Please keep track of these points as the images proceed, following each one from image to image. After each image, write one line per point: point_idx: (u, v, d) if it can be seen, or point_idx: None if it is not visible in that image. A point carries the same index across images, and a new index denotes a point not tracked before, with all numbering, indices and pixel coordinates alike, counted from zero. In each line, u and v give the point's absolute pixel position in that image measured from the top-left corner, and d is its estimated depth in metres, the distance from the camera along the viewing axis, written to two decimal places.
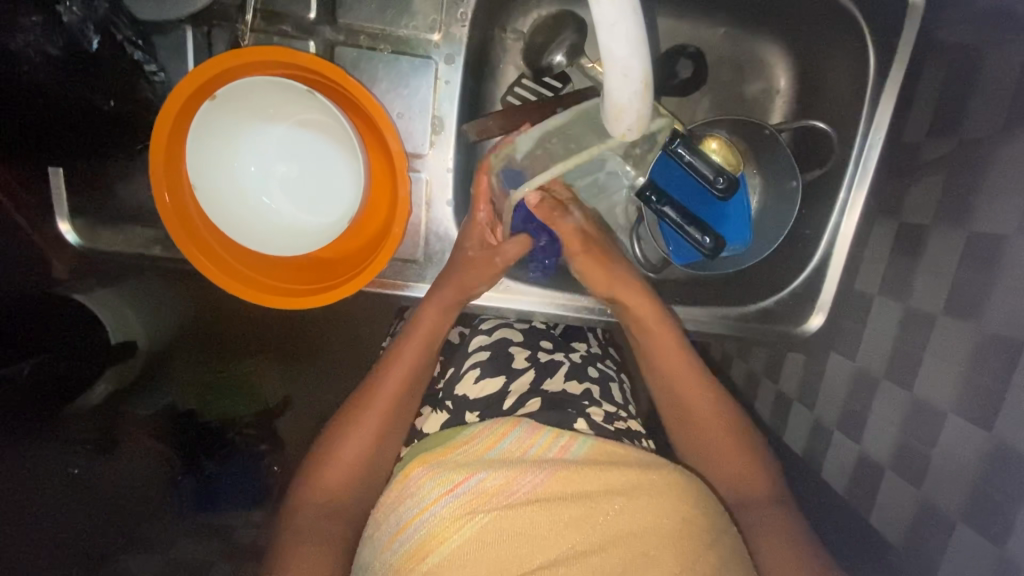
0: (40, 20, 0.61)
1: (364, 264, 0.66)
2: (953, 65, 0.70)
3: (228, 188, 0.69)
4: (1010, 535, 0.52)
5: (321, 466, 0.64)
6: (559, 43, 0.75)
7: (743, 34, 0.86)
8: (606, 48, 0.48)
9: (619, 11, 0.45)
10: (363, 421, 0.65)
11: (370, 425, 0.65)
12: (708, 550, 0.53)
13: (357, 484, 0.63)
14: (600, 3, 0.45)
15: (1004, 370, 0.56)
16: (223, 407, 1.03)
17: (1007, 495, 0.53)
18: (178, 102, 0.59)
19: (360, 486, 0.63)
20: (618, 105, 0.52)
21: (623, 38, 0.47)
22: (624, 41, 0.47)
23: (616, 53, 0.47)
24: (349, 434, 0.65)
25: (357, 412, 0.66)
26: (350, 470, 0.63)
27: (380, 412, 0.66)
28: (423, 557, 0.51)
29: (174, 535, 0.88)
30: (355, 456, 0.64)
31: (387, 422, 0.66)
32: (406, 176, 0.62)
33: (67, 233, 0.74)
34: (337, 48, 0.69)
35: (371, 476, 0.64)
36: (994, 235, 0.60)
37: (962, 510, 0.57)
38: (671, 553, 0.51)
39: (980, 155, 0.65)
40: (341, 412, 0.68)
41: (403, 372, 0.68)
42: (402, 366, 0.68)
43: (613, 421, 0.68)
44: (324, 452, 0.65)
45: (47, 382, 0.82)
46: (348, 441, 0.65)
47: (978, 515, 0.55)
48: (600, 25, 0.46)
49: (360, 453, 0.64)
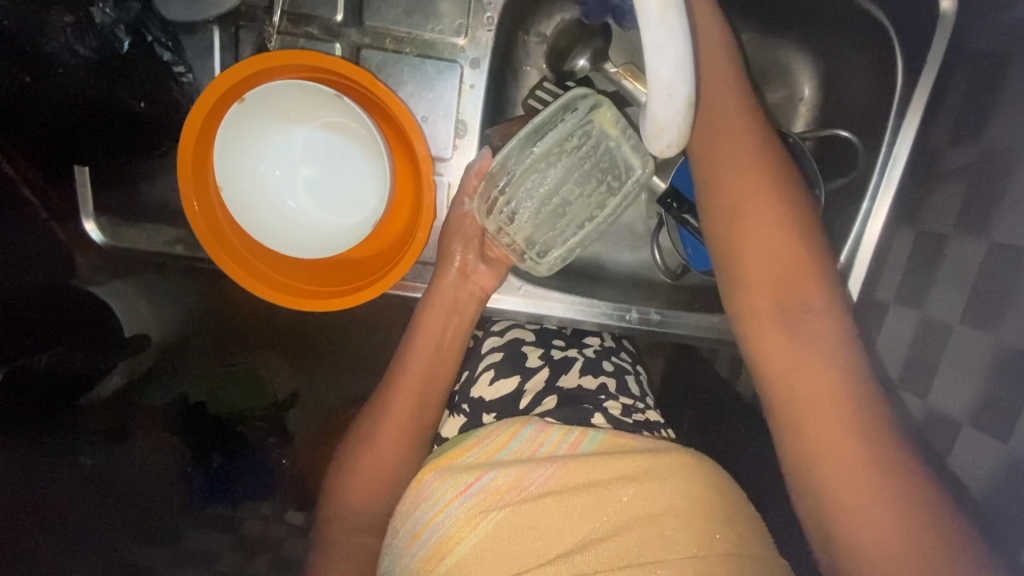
0: (72, 21, 0.62)
1: (389, 266, 0.66)
2: (983, 73, 0.69)
3: (253, 190, 0.69)
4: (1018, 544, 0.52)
5: (348, 466, 0.66)
6: (583, 47, 0.74)
7: (769, 40, 0.85)
8: (653, 69, 0.47)
9: (670, 32, 0.46)
10: (376, 439, 0.66)
11: (388, 428, 0.66)
12: (727, 528, 0.53)
13: (390, 483, 0.65)
14: (649, 23, 0.45)
15: (1021, 384, 0.55)
16: (234, 399, 1.00)
17: (1019, 507, 0.53)
18: (208, 102, 0.59)
19: (380, 488, 0.64)
20: (660, 123, 0.51)
21: (670, 58, 0.47)
22: (671, 62, 0.47)
23: (663, 74, 0.47)
24: (362, 448, 0.66)
25: (365, 437, 0.67)
26: (374, 472, 0.65)
27: (404, 399, 0.68)
28: (441, 558, 0.53)
29: (186, 525, 0.92)
30: (380, 463, 0.65)
31: (395, 449, 0.65)
32: (432, 182, 0.62)
33: (91, 231, 0.76)
34: (363, 51, 0.69)
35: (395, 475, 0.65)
36: (1012, 247, 0.59)
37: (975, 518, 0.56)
38: (686, 534, 0.52)
39: (1004, 166, 0.63)
40: (357, 432, 0.69)
41: (414, 375, 0.69)
42: (414, 366, 0.69)
43: (632, 414, 0.69)
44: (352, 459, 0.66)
45: (65, 376, 0.83)
46: (375, 440, 0.66)
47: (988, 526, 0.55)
48: (649, 47, 0.46)
49: (387, 457, 0.65)
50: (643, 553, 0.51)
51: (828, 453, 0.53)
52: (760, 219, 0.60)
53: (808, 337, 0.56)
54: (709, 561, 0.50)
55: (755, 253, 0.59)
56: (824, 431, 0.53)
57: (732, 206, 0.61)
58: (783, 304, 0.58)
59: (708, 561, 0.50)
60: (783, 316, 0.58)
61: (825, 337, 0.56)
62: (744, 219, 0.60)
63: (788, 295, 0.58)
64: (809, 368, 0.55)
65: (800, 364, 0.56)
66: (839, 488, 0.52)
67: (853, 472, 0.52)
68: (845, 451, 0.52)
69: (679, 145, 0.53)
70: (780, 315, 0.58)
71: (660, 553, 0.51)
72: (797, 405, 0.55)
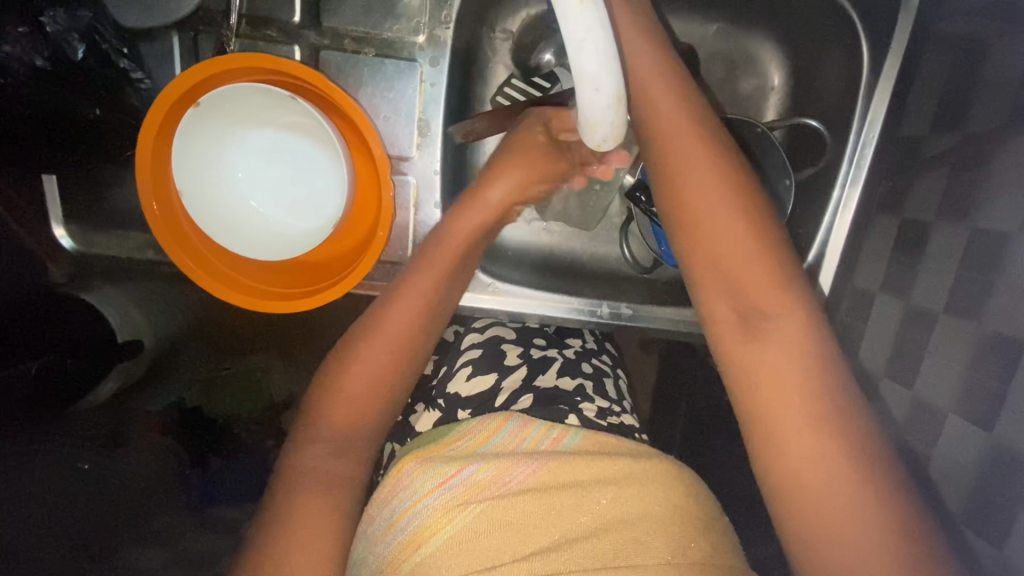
0: (26, 31, 0.64)
1: (351, 266, 0.67)
2: (956, 57, 0.68)
3: (217, 194, 0.70)
4: (1008, 536, 0.50)
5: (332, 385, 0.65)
6: (548, 42, 0.76)
7: (736, 32, 0.85)
8: (578, 66, 0.47)
9: (589, 24, 0.45)
10: (376, 342, 0.65)
11: (387, 340, 0.65)
12: (700, 537, 0.53)
13: (370, 407, 0.64)
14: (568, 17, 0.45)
15: (1004, 372, 0.53)
16: (226, 405, 0.99)
17: (1006, 499, 0.51)
18: (164, 106, 0.60)
19: (354, 428, 0.63)
20: (592, 120, 0.51)
21: (592, 51, 0.47)
22: (594, 55, 0.47)
23: (587, 69, 0.47)
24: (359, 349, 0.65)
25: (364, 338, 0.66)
26: (353, 395, 0.64)
27: (395, 323, 0.66)
28: (415, 548, 0.52)
29: (183, 527, 0.86)
30: (373, 370, 0.65)
31: (393, 359, 0.65)
32: (389, 181, 0.63)
33: (62, 238, 0.83)
34: (322, 52, 0.70)
35: (373, 402, 0.64)
36: (997, 232, 0.58)
37: (965, 514, 0.54)
38: (662, 540, 0.52)
39: (987, 150, 0.62)
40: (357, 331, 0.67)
41: (422, 287, 0.67)
42: (424, 282, 0.67)
43: (606, 417, 0.69)
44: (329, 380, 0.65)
45: (59, 380, 0.83)
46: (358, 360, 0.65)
47: (979, 519, 0.53)
48: (569, 39, 0.46)
49: (370, 380, 0.64)
50: (619, 556, 0.50)
51: (811, 446, 0.49)
52: (718, 216, 0.56)
53: (775, 332, 0.53)
54: (683, 568, 0.50)
55: (712, 254, 0.56)
56: (802, 426, 0.50)
57: (691, 193, 0.58)
58: (744, 301, 0.55)
59: (681, 567, 0.50)
60: (751, 317, 0.54)
61: (793, 321, 0.53)
62: (703, 214, 0.57)
63: (754, 291, 0.54)
64: (780, 362, 0.52)
65: (760, 365, 0.53)
66: (832, 491, 0.48)
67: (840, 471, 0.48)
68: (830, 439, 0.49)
69: (616, 138, 0.54)
70: (744, 314, 0.55)
71: (635, 557, 0.50)
72: (776, 409, 0.51)
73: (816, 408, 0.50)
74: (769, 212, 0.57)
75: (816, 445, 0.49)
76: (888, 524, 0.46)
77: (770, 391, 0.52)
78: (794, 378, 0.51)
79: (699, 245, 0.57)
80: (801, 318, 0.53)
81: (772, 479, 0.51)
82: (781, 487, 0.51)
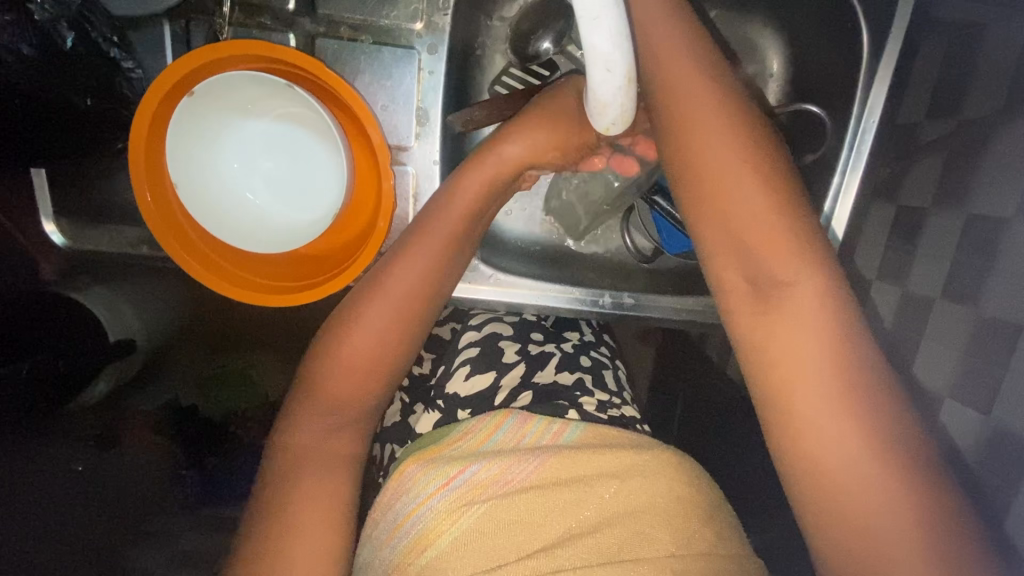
0: (11, 19, 0.62)
1: (352, 257, 0.66)
2: (953, 45, 0.68)
3: (212, 185, 0.69)
4: (1006, 518, 0.50)
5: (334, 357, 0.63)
6: (546, 29, 0.74)
7: (733, 18, 0.85)
8: (591, 42, 0.48)
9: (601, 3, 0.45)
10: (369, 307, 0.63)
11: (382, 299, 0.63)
12: (702, 527, 0.53)
13: (365, 381, 0.63)
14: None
15: (1001, 354, 0.54)
16: (228, 400, 0.97)
17: (1004, 480, 0.51)
18: (155, 98, 0.58)
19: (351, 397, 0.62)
20: (602, 101, 0.54)
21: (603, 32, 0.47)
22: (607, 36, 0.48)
23: (600, 48, 0.48)
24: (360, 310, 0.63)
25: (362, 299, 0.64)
26: (383, 318, 0.63)
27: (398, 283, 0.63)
28: (421, 551, 0.52)
29: (179, 527, 0.86)
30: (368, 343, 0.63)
31: (387, 320, 0.63)
32: (388, 170, 0.62)
33: (53, 233, 0.77)
34: (318, 39, 0.69)
35: (390, 347, 0.64)
36: (993, 217, 0.58)
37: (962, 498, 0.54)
38: (665, 531, 0.52)
39: (983, 135, 0.62)
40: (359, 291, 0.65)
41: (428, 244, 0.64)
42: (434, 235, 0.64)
43: (606, 410, 0.70)
44: (339, 327, 0.64)
45: (50, 383, 0.80)
46: (348, 347, 0.63)
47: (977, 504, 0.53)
48: (583, 19, 0.46)
49: (355, 371, 0.63)
50: (624, 550, 0.51)
51: (822, 437, 0.48)
52: (735, 176, 0.54)
53: (792, 315, 0.50)
54: (686, 560, 0.50)
55: (725, 227, 0.53)
56: (813, 413, 0.48)
57: (709, 162, 0.55)
58: (758, 276, 0.52)
59: (686, 559, 0.50)
60: (767, 298, 0.52)
61: (807, 299, 0.50)
62: (718, 175, 0.54)
63: (772, 264, 0.52)
64: (796, 350, 0.50)
65: (774, 352, 0.51)
66: (845, 485, 0.47)
67: (848, 462, 0.47)
68: (842, 428, 0.47)
69: (624, 120, 0.57)
70: (756, 297, 0.52)
71: (639, 550, 0.51)
72: (790, 405, 0.50)
73: (835, 401, 0.48)
74: (785, 183, 0.54)
75: (828, 432, 0.48)
76: (903, 507, 0.45)
77: (785, 379, 0.50)
78: (805, 366, 0.49)
79: (713, 201, 0.54)
80: (821, 300, 0.50)
81: (795, 475, 0.50)
82: (790, 475, 0.50)
